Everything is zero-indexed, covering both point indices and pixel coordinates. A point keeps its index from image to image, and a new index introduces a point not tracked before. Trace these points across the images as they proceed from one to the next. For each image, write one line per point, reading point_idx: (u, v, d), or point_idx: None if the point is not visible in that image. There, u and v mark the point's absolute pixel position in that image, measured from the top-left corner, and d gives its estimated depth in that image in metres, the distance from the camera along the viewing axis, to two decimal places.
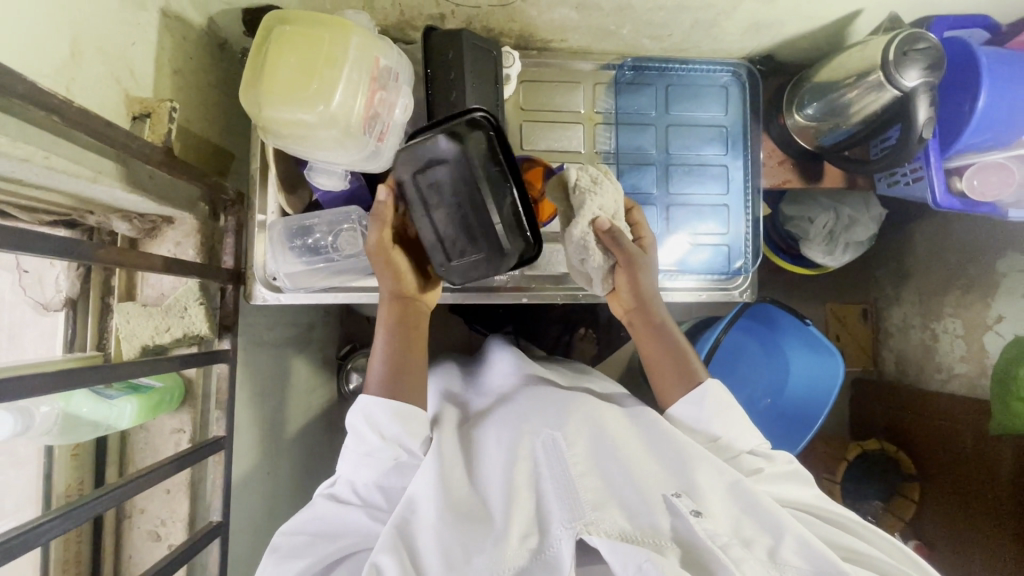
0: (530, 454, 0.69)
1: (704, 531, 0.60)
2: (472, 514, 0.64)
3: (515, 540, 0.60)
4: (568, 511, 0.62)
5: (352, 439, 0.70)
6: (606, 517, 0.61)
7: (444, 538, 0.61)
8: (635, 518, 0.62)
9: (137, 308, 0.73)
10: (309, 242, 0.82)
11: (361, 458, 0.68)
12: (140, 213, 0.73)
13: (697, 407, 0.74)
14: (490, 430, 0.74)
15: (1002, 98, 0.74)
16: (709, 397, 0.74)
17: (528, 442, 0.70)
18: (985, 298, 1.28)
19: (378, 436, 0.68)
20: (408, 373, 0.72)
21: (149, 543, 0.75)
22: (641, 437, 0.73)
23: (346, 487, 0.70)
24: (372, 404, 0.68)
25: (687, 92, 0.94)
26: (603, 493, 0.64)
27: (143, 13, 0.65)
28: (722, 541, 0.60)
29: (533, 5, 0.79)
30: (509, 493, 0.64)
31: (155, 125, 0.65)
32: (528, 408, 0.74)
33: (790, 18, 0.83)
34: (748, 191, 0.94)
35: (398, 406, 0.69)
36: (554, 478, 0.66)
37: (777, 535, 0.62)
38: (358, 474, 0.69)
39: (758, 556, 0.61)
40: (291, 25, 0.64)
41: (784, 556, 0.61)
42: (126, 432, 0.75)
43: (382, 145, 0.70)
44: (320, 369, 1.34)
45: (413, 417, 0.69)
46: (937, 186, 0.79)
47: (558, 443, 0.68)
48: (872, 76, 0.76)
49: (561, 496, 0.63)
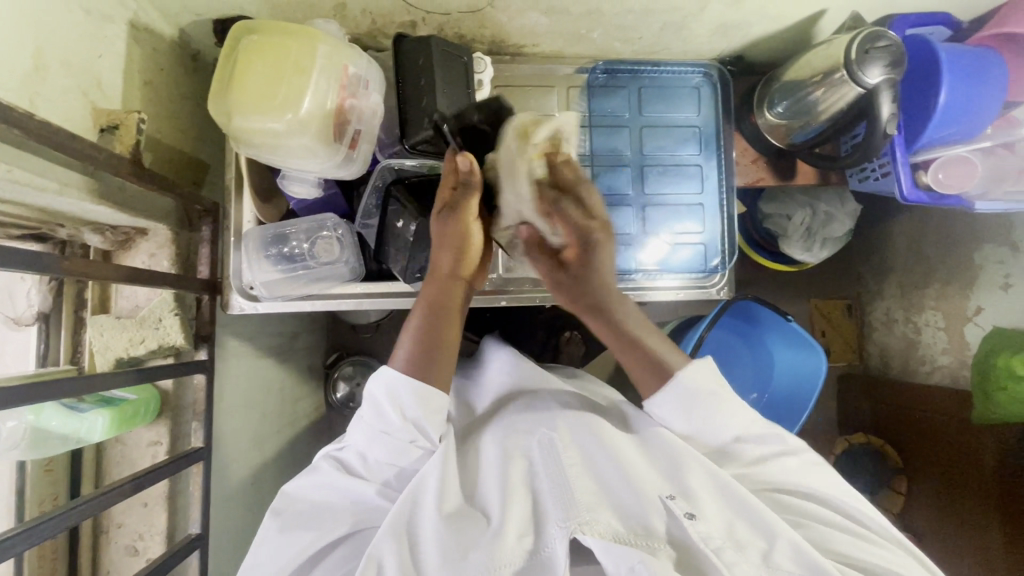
0: (523, 456, 0.73)
1: (697, 533, 0.63)
2: (472, 519, 0.67)
3: (511, 540, 0.64)
4: (563, 511, 0.65)
5: (371, 412, 0.69)
6: (600, 519, 0.64)
7: (444, 542, 0.63)
8: (627, 518, 0.66)
9: (110, 320, 0.73)
10: (284, 250, 0.82)
11: (378, 434, 0.68)
12: (113, 225, 0.74)
13: (678, 403, 0.71)
14: (492, 439, 0.76)
15: (961, 94, 0.76)
16: (686, 387, 0.70)
17: (523, 445, 0.74)
18: (964, 290, 1.30)
19: (400, 415, 0.67)
20: (436, 355, 0.69)
21: (127, 558, 0.75)
22: (639, 440, 0.75)
23: (356, 457, 0.71)
24: (394, 380, 0.67)
25: (660, 93, 0.95)
26: (597, 495, 0.67)
27: (111, 26, 0.65)
28: (715, 543, 0.63)
29: (504, 10, 0.80)
30: (505, 498, 0.68)
31: (124, 136, 0.65)
32: (524, 413, 0.78)
33: (757, 19, 0.84)
34: (722, 190, 0.96)
35: (421, 384, 0.67)
36: (549, 480, 0.69)
37: (771, 539, 0.64)
38: (371, 449, 0.69)
39: (749, 557, 0.63)
40: (257, 35, 0.64)
41: (777, 560, 0.63)
42: (101, 446, 0.75)
43: (354, 153, 0.71)
44: (306, 379, 1.33)
45: (435, 399, 0.68)
46: (903, 181, 0.81)
47: (553, 444, 0.72)
48: (837, 74, 0.78)
49: (556, 498, 0.67)
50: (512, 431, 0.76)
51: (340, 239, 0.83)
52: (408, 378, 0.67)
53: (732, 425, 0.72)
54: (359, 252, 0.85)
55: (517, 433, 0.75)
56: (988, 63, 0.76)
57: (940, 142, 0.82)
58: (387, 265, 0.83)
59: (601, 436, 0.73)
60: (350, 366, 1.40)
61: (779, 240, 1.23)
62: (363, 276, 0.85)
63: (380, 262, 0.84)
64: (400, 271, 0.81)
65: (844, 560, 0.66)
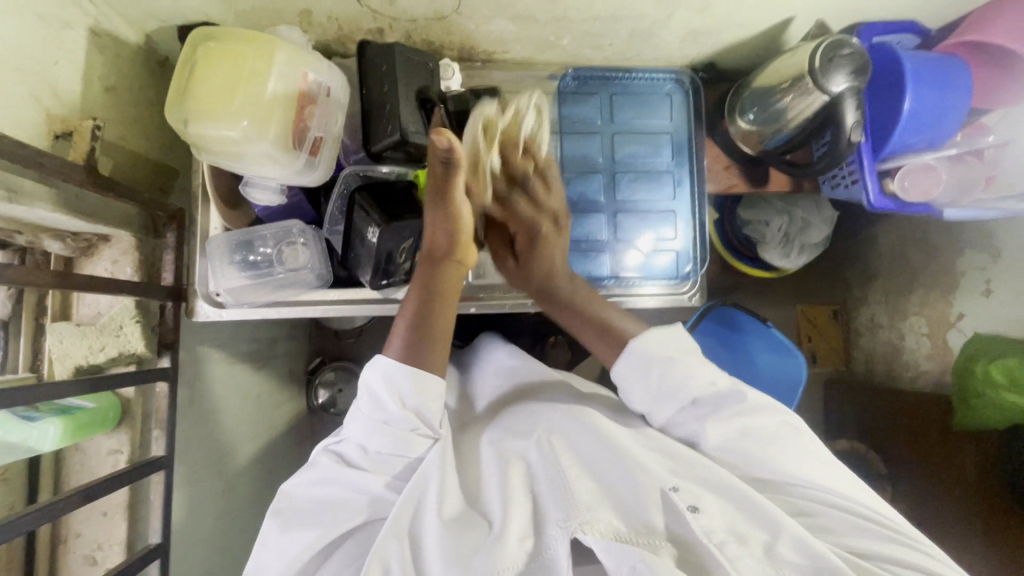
0: (520, 458, 0.74)
1: (700, 528, 0.64)
2: (474, 523, 0.68)
3: (513, 542, 0.64)
4: (563, 512, 0.66)
5: (369, 404, 0.70)
6: (600, 518, 0.65)
7: (447, 544, 0.64)
8: (629, 518, 0.66)
9: (70, 328, 0.72)
10: (251, 256, 0.82)
11: (379, 425, 0.69)
12: (73, 232, 0.73)
13: (642, 372, 0.74)
14: (491, 441, 0.78)
15: (924, 102, 0.77)
16: (640, 352, 0.74)
17: (518, 447, 0.75)
18: (947, 296, 1.30)
19: (399, 405, 0.69)
20: (430, 342, 0.72)
21: (86, 568, 0.74)
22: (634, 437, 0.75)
23: (356, 449, 0.71)
24: (390, 367, 0.69)
25: (632, 100, 0.95)
26: (597, 495, 0.68)
27: (69, 32, 0.65)
28: (717, 538, 0.63)
29: (470, 17, 0.80)
30: (506, 500, 0.68)
31: (78, 144, 0.64)
32: (519, 415, 0.80)
33: (726, 26, 0.84)
34: (694, 197, 0.96)
35: (418, 370, 0.69)
36: (546, 480, 0.70)
37: (773, 532, 0.64)
38: (371, 440, 0.69)
39: (753, 551, 0.63)
40: (214, 42, 0.64)
41: (781, 551, 0.63)
42: (61, 454, 0.74)
43: (315, 159, 0.71)
44: (287, 384, 1.33)
45: (431, 384, 0.70)
46: (871, 188, 0.81)
47: (548, 444, 0.73)
48: (802, 82, 0.78)
49: (556, 499, 0.67)
50: (508, 435, 0.77)
51: (309, 245, 0.83)
52: (405, 365, 0.69)
53: (692, 387, 0.73)
54: (327, 258, 0.85)
55: (513, 436, 0.77)
56: (952, 72, 0.77)
57: (904, 149, 0.83)
58: (355, 271, 0.83)
59: (594, 431, 0.73)
60: (332, 372, 1.40)
61: (758, 247, 1.23)
62: (331, 282, 0.86)
63: (348, 268, 0.85)
64: (367, 279, 0.81)
65: (845, 546, 0.67)
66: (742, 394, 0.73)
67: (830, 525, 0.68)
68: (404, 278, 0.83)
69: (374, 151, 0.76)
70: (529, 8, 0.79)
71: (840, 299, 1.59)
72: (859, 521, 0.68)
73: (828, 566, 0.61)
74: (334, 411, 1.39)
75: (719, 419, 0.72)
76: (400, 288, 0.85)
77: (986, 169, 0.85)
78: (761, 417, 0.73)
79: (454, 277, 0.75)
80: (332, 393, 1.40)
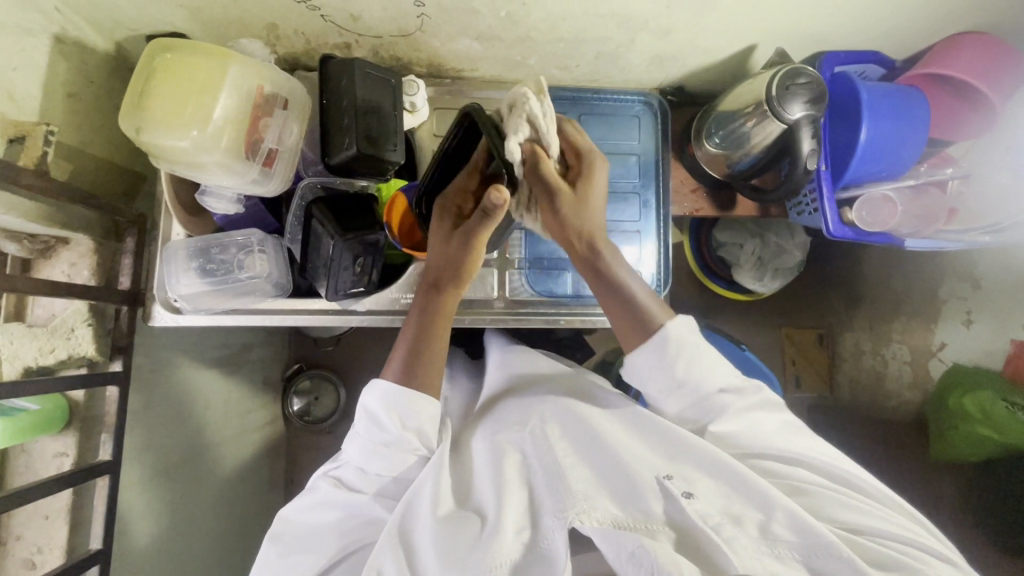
0: (514, 448, 0.73)
1: (696, 511, 0.62)
2: (468, 515, 0.68)
3: (509, 535, 0.64)
4: (560, 503, 0.65)
5: (366, 426, 0.71)
6: (597, 506, 0.64)
7: (440, 535, 0.64)
8: (627, 505, 0.65)
9: (22, 329, 0.72)
10: (209, 263, 0.82)
11: (378, 448, 0.70)
12: (31, 234, 0.73)
13: (659, 357, 0.72)
14: (483, 434, 0.78)
15: (882, 132, 0.79)
16: (672, 343, 0.72)
17: (512, 438, 0.74)
18: (928, 325, 1.26)
19: (398, 424, 0.70)
20: (425, 367, 0.73)
21: (23, 572, 0.73)
22: (623, 423, 0.75)
23: (353, 473, 0.72)
24: (389, 391, 0.70)
25: (600, 120, 0.95)
26: (594, 484, 0.67)
27: (31, 39, 0.66)
28: (714, 520, 0.62)
29: (435, 35, 0.81)
30: (500, 491, 0.68)
31: (30, 149, 0.67)
32: (513, 406, 0.79)
33: (689, 51, 0.85)
34: (660, 219, 0.96)
35: (410, 390, 0.71)
36: (543, 471, 0.70)
37: (768, 510, 0.63)
38: (369, 462, 0.71)
39: (748, 532, 0.62)
40: (171, 53, 0.65)
41: (775, 530, 0.62)
42: (6, 454, 0.74)
43: (270, 170, 0.72)
44: (260, 390, 1.33)
45: (430, 405, 0.72)
46: (830, 216, 0.82)
47: (542, 435, 0.73)
48: (761, 108, 0.79)
49: (551, 490, 0.67)
50: (502, 426, 0.76)
51: (267, 253, 0.83)
52: (403, 388, 0.71)
53: (713, 382, 0.73)
54: (287, 267, 0.86)
55: (507, 428, 0.76)
56: (910, 105, 0.78)
57: (867, 178, 0.84)
58: (313, 282, 0.84)
59: (587, 424, 0.73)
60: (307, 381, 1.42)
61: (732, 270, 1.23)
62: (290, 291, 0.87)
63: (307, 278, 0.85)
64: (323, 289, 0.82)
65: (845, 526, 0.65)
66: (760, 387, 0.74)
67: (830, 508, 0.67)
68: (364, 289, 0.85)
69: (330, 164, 0.76)
70: (493, 28, 0.80)
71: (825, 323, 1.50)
72: (857, 502, 0.67)
73: (828, 543, 0.59)
74: (308, 419, 1.42)
75: (735, 412, 0.73)
76: (359, 300, 0.87)
77: (948, 200, 0.86)
78: (764, 410, 0.74)
79: (451, 305, 0.76)
80: (308, 401, 1.42)
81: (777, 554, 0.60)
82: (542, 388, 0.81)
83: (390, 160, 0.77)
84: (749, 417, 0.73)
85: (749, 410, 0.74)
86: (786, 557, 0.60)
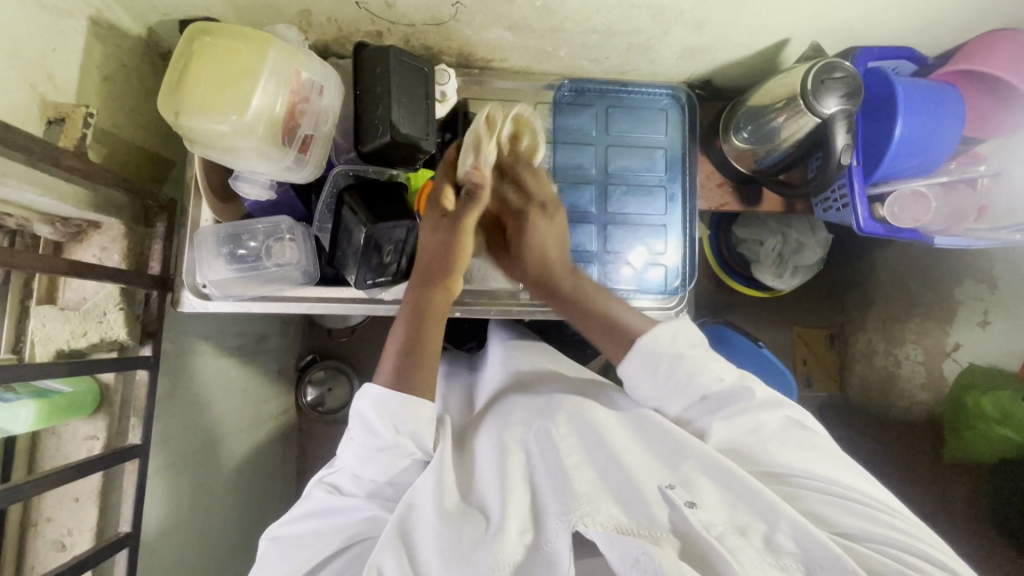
0: (519, 448, 0.73)
1: (699, 521, 0.63)
2: (472, 516, 0.68)
3: (513, 536, 0.63)
4: (565, 505, 0.64)
5: (360, 432, 0.70)
6: (600, 509, 0.63)
7: (443, 538, 0.64)
8: (630, 511, 0.64)
9: (54, 311, 0.73)
10: (238, 251, 0.83)
11: (373, 453, 0.69)
12: (63, 217, 0.73)
13: (651, 367, 0.73)
14: (485, 434, 0.78)
15: (917, 128, 0.78)
16: (648, 348, 0.73)
17: (516, 437, 0.75)
18: (943, 325, 1.25)
19: (392, 431, 0.69)
20: (416, 374, 0.71)
21: (54, 553, 0.74)
22: (628, 426, 0.76)
23: (349, 478, 0.71)
24: (381, 395, 0.69)
25: (627, 113, 0.95)
26: (597, 487, 0.67)
27: (69, 21, 0.66)
28: (718, 531, 0.62)
29: (468, 25, 0.81)
30: (504, 492, 0.68)
31: (70, 129, 0.65)
32: (518, 406, 0.79)
33: (721, 44, 0.85)
34: (686, 213, 0.95)
35: (409, 397, 0.69)
36: (546, 471, 0.70)
37: (772, 521, 0.63)
38: (365, 468, 0.70)
39: (753, 543, 0.62)
40: (211, 36, 0.65)
41: (779, 541, 0.62)
42: (37, 436, 0.75)
43: (304, 156, 0.73)
44: (277, 380, 1.33)
45: (423, 410, 0.70)
46: (861, 212, 0.82)
47: (547, 434, 0.73)
48: (794, 103, 0.78)
49: (556, 491, 0.66)
50: (507, 425, 0.77)
51: (296, 241, 0.83)
52: (395, 392, 0.69)
53: (700, 386, 0.73)
54: (315, 255, 0.86)
55: (512, 427, 0.76)
56: (945, 100, 0.78)
57: (897, 174, 0.84)
58: (341, 270, 0.84)
59: (593, 426, 0.73)
60: (322, 372, 1.42)
61: (751, 266, 1.24)
62: (318, 280, 0.87)
63: (335, 266, 0.86)
64: (352, 278, 0.82)
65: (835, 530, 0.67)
66: (750, 389, 0.72)
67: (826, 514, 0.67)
68: (390, 278, 0.85)
69: (363, 152, 0.76)
70: (526, 18, 0.80)
71: (837, 322, 1.52)
72: (857, 505, 0.67)
73: (832, 554, 0.60)
74: (322, 409, 1.42)
75: (725, 418, 0.72)
76: (386, 289, 0.86)
77: (977, 198, 0.87)
78: (761, 411, 0.73)
79: (442, 303, 0.77)
80: (322, 392, 1.41)
81: (782, 565, 0.61)
82: (548, 386, 0.83)
83: (421, 148, 0.78)
84: (749, 417, 0.72)
85: (744, 411, 0.72)
86: (790, 569, 0.61)
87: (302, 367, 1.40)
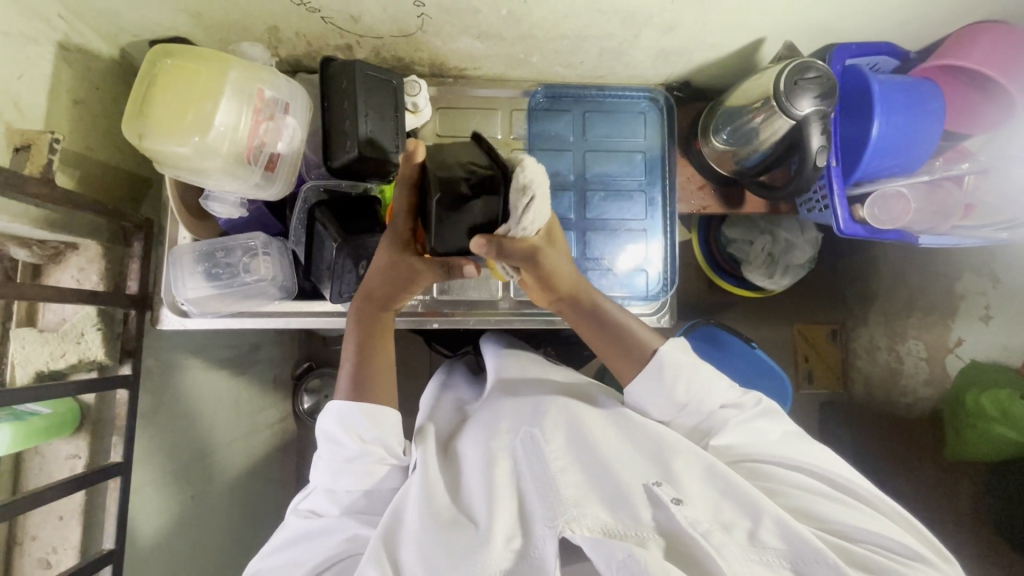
0: (507, 456, 0.71)
1: (685, 517, 0.60)
2: (461, 523, 0.66)
3: (499, 544, 0.62)
4: (550, 510, 0.63)
5: (326, 448, 0.71)
6: (587, 513, 0.61)
7: (428, 549, 0.62)
8: (617, 512, 0.63)
9: (33, 333, 0.73)
10: (215, 268, 0.83)
11: (342, 465, 0.69)
12: (40, 239, 0.74)
13: (657, 380, 0.72)
14: (468, 439, 0.77)
15: (895, 126, 0.77)
16: (667, 364, 0.72)
17: (505, 444, 0.72)
18: (946, 320, 1.20)
19: (357, 441, 0.70)
20: (374, 384, 0.73)
21: (39, 571, 0.75)
22: (611, 424, 0.74)
23: (323, 498, 0.70)
24: (344, 409, 0.70)
25: (605, 118, 0.94)
26: (584, 489, 0.65)
27: (35, 47, 0.66)
28: (703, 527, 0.60)
29: (436, 35, 0.81)
30: (490, 499, 0.66)
31: (35, 156, 0.65)
32: (505, 411, 0.77)
33: (695, 46, 0.83)
34: (668, 217, 0.94)
35: (367, 405, 0.71)
36: (532, 477, 0.68)
37: (755, 517, 0.62)
38: (337, 481, 0.69)
39: (736, 539, 0.61)
40: (172, 59, 0.65)
41: (764, 538, 0.60)
42: (21, 456, 0.76)
43: (272, 173, 0.72)
44: (274, 389, 1.35)
45: (387, 417, 0.72)
46: (841, 214, 0.81)
47: (534, 440, 0.71)
48: (769, 104, 0.77)
49: (541, 497, 0.65)
50: (494, 433, 0.74)
51: (271, 255, 0.83)
52: (356, 402, 0.71)
53: (715, 397, 0.74)
54: (291, 269, 0.86)
55: (499, 434, 0.74)
56: (924, 97, 0.77)
57: (881, 173, 0.83)
58: (317, 284, 0.85)
59: (578, 429, 0.72)
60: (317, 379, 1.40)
61: (742, 266, 1.22)
62: (296, 294, 0.88)
63: (312, 279, 0.86)
64: (327, 291, 0.83)
65: (833, 530, 0.64)
66: (759, 400, 0.75)
67: (812, 509, 0.66)
68: None
69: (333, 167, 0.76)
70: (493, 27, 0.79)
71: (837, 319, 1.46)
72: (849, 505, 0.65)
73: (813, 549, 0.58)
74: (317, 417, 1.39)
75: (743, 422, 0.73)
76: None
77: (964, 196, 0.84)
78: (766, 419, 0.74)
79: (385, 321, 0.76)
80: (319, 399, 1.39)
81: (766, 562, 0.59)
82: (536, 390, 0.81)
83: (392, 162, 0.78)
84: (749, 426, 0.73)
85: (751, 421, 0.73)
86: (774, 565, 0.59)
87: (297, 375, 1.41)
